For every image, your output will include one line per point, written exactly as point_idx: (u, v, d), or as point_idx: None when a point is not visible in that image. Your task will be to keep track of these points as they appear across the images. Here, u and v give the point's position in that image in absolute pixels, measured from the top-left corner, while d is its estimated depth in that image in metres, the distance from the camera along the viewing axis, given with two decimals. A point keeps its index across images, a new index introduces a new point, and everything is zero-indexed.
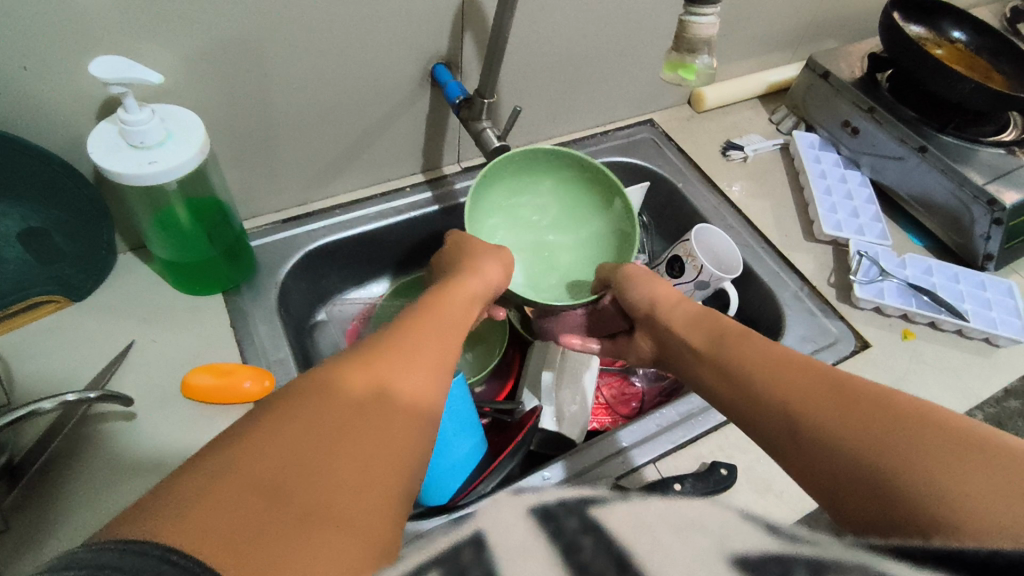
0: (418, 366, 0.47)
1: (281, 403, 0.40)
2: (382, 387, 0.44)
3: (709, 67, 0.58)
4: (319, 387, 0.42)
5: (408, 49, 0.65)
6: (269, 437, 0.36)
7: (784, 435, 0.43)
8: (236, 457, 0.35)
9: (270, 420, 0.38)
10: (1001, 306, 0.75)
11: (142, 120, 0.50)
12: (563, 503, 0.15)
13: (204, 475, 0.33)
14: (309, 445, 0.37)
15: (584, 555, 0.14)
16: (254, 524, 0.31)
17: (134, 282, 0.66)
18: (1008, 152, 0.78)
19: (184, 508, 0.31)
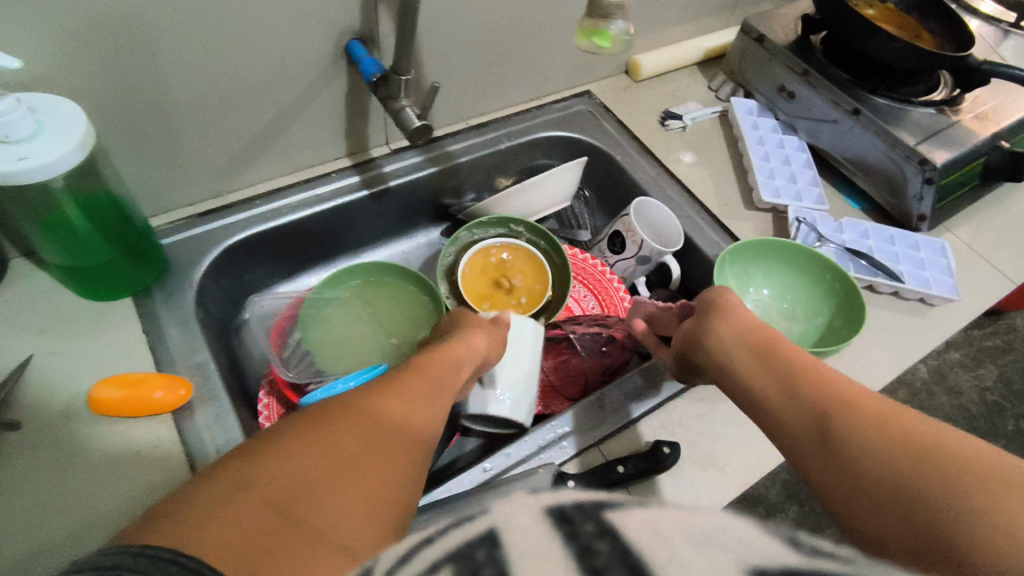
0: (424, 402, 0.46)
1: (315, 424, 0.38)
2: (400, 419, 0.42)
3: (624, 32, 0.60)
4: (345, 414, 0.40)
5: (315, 24, 0.60)
6: (294, 458, 0.35)
7: (809, 431, 0.42)
8: (264, 476, 0.33)
9: (300, 440, 0.36)
10: (934, 266, 0.76)
11: (4, 112, 0.45)
12: (580, 507, 0.14)
13: (229, 488, 0.32)
14: (334, 468, 0.34)
15: (599, 562, 0.13)
16: (262, 532, 0.29)
17: (30, 290, 0.60)
18: (938, 112, 0.78)
19: (207, 525, 0.29)
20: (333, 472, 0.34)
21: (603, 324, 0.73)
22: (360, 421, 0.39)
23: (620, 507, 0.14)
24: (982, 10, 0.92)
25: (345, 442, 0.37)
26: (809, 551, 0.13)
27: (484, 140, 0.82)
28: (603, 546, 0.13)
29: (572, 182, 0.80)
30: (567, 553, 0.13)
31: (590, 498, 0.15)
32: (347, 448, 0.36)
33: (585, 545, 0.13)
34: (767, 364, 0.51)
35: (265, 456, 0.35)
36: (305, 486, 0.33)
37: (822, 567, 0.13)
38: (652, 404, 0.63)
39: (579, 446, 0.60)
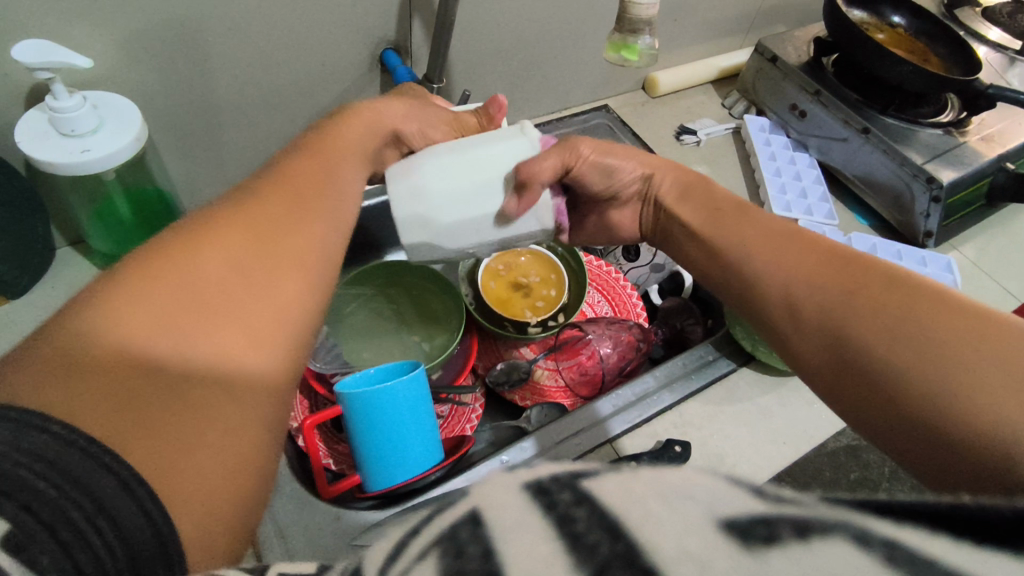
0: (319, 202, 0.44)
1: (176, 255, 0.35)
2: (268, 223, 0.40)
3: (650, 47, 0.63)
4: (210, 241, 0.37)
5: (355, 33, 0.64)
6: (153, 302, 0.32)
7: (780, 308, 0.44)
8: (112, 324, 0.31)
9: (158, 274, 0.34)
10: (940, 282, 0.78)
11: (73, 107, 0.48)
12: (557, 479, 0.19)
13: (73, 340, 0.30)
14: (199, 303, 0.34)
15: (578, 526, 0.17)
16: (141, 396, 0.30)
17: (74, 277, 0.63)
18: (945, 133, 0.81)
19: (74, 387, 0.28)
20: (200, 307, 0.34)
21: (618, 327, 0.73)
22: (214, 241, 0.37)
23: (594, 476, 0.19)
24: (990, 37, 0.95)
25: (214, 279, 0.35)
26: (771, 499, 0.17)
27: None
28: (580, 512, 0.17)
29: None
30: (549, 522, 0.17)
31: (568, 470, 0.19)
32: (210, 278, 0.35)
33: (564, 511, 0.17)
34: (750, 222, 0.51)
35: (117, 297, 0.32)
36: (169, 332, 0.32)
37: (779, 513, 0.17)
38: (665, 405, 0.65)
39: (594, 441, 0.62)
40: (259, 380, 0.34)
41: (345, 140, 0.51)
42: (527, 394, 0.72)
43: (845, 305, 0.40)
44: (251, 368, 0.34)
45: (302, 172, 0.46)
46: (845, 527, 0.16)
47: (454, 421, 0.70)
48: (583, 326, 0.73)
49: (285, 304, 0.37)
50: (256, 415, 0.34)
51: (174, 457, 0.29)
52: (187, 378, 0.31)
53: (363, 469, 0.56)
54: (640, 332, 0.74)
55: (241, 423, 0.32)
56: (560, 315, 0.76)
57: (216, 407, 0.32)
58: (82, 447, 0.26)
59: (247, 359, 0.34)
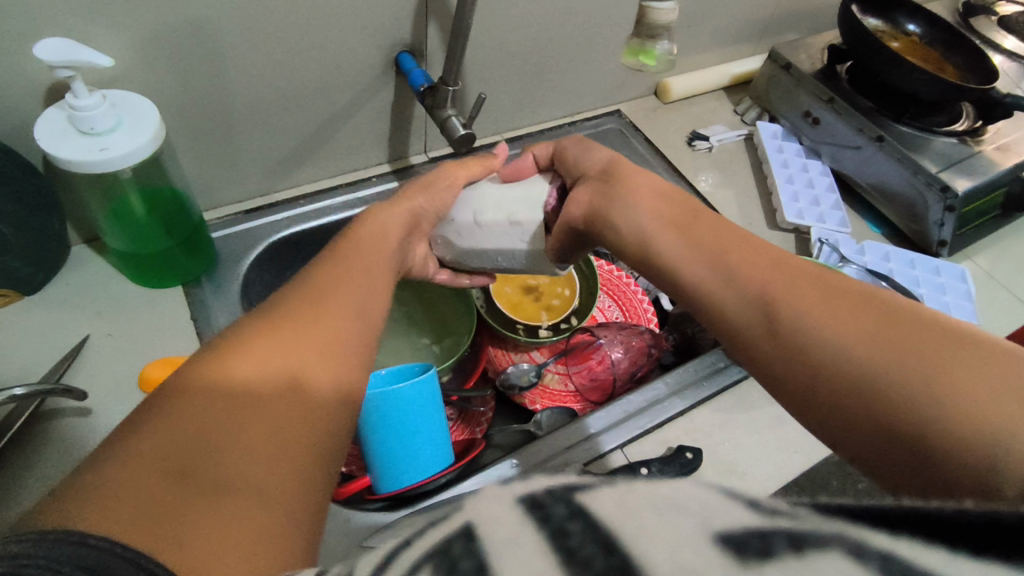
0: (349, 299, 0.44)
1: (203, 376, 0.35)
2: (301, 330, 0.40)
3: (668, 52, 0.64)
4: (233, 356, 0.37)
5: (371, 35, 0.64)
6: (188, 422, 0.33)
7: (757, 321, 0.41)
8: (146, 445, 0.31)
9: (190, 397, 0.34)
10: (954, 291, 0.77)
11: (91, 106, 0.49)
12: (551, 492, 0.18)
13: (113, 462, 0.29)
14: (236, 419, 0.34)
15: (572, 540, 0.17)
16: (172, 505, 0.28)
17: (87, 275, 0.64)
18: (960, 141, 0.80)
19: (112, 503, 0.27)
20: (235, 422, 0.34)
21: (629, 333, 0.73)
22: (248, 357, 0.37)
23: (590, 489, 0.18)
24: (1006, 46, 0.95)
25: (242, 390, 0.35)
26: (766, 510, 0.17)
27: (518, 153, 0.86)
28: (574, 526, 0.17)
29: None
30: (547, 537, 0.17)
31: (563, 483, 0.19)
32: (243, 394, 0.35)
33: (558, 526, 0.17)
34: (723, 226, 0.48)
35: (152, 423, 0.32)
36: (206, 446, 0.32)
37: (777, 524, 0.16)
38: (676, 410, 0.64)
39: (604, 447, 0.62)
40: (294, 475, 0.33)
41: (370, 237, 0.54)
42: (536, 397, 0.72)
43: (825, 322, 0.37)
44: (283, 463, 0.33)
45: (319, 271, 0.47)
46: (842, 540, 0.15)
47: (462, 426, 0.70)
48: (594, 331, 0.74)
49: (313, 405, 0.37)
50: (294, 506, 0.32)
51: (202, 549, 0.27)
52: (220, 479, 0.31)
53: (372, 472, 0.56)
54: (651, 338, 0.73)
55: (280, 514, 0.31)
56: (571, 320, 0.77)
57: (248, 503, 0.30)
58: (98, 543, 0.23)
59: (279, 456, 0.33)
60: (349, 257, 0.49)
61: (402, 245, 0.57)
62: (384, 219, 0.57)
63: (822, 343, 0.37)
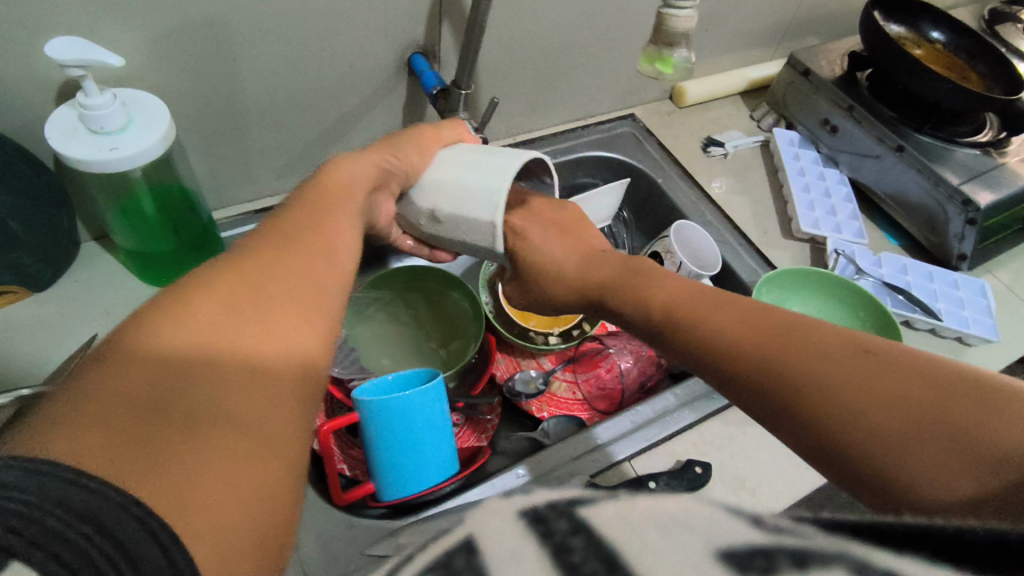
0: (337, 242, 0.42)
1: (163, 303, 0.33)
2: (285, 264, 0.37)
3: (686, 60, 0.62)
4: (204, 282, 0.34)
5: (384, 37, 0.63)
6: (145, 346, 0.30)
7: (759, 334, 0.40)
8: (110, 378, 0.28)
9: (148, 322, 0.31)
10: (973, 306, 0.75)
11: (102, 105, 0.48)
12: (553, 506, 0.19)
13: (72, 397, 0.27)
14: (204, 347, 0.31)
15: (575, 556, 0.17)
16: (144, 439, 0.27)
17: (97, 273, 0.64)
18: (983, 153, 0.78)
19: (65, 431, 0.26)
20: (204, 352, 0.31)
21: (639, 341, 0.73)
22: (218, 287, 0.34)
23: (592, 505, 0.19)
24: None
25: (210, 313, 0.32)
26: (770, 528, 0.17)
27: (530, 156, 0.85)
28: (577, 542, 0.17)
29: (613, 203, 0.82)
30: (547, 551, 0.17)
31: (565, 497, 0.19)
32: (213, 324, 0.32)
33: (561, 540, 0.17)
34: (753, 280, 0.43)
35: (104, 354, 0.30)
36: (175, 381, 0.29)
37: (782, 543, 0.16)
38: (685, 423, 0.63)
39: (611, 459, 0.61)
40: (274, 405, 0.31)
41: (350, 179, 0.50)
42: (543, 405, 0.70)
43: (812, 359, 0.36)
44: (262, 391, 0.31)
45: (297, 212, 0.44)
46: (845, 558, 0.15)
47: (468, 432, 0.68)
48: (604, 341, 0.74)
49: (294, 332, 0.34)
50: (270, 434, 0.30)
51: (182, 492, 0.26)
52: (187, 404, 0.29)
53: (377, 478, 0.55)
54: None
55: (260, 445, 0.30)
56: (584, 325, 0.75)
57: (231, 437, 0.29)
58: (87, 485, 0.23)
59: (257, 385, 0.31)
60: (324, 201, 0.46)
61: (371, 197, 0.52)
62: (356, 164, 0.52)
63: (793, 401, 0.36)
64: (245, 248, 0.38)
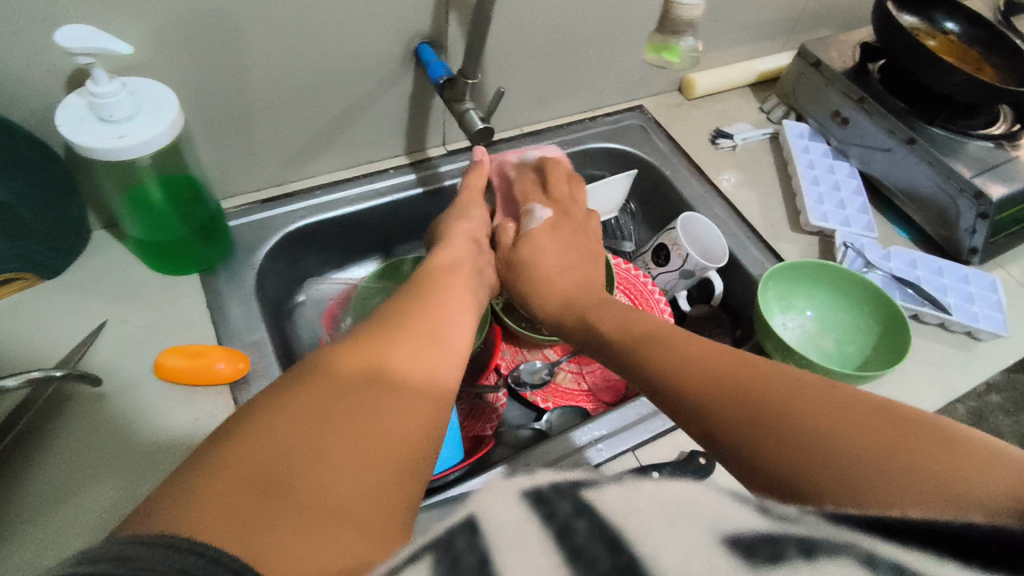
0: (441, 336, 0.48)
1: (282, 393, 0.38)
2: (395, 363, 0.43)
3: (693, 49, 0.62)
4: (320, 376, 0.40)
5: (391, 26, 0.63)
6: (261, 434, 0.35)
7: (759, 423, 0.36)
8: (238, 458, 0.33)
9: (270, 410, 0.37)
10: (984, 301, 0.75)
11: (110, 93, 0.49)
12: (555, 488, 0.18)
13: (207, 471, 0.32)
14: (312, 429, 0.36)
15: (578, 539, 0.17)
16: (259, 516, 0.30)
17: (106, 261, 0.64)
18: (996, 145, 0.77)
19: (188, 506, 0.30)
20: (313, 435, 0.35)
21: None
22: (328, 381, 0.39)
23: (594, 487, 0.18)
24: None
25: (323, 401, 0.38)
26: (776, 516, 0.18)
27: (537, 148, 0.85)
28: (580, 523, 0.17)
29: (619, 194, 0.81)
30: (549, 532, 0.17)
31: (568, 479, 0.19)
32: (321, 410, 0.37)
33: (564, 522, 0.17)
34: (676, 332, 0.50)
35: (227, 435, 0.35)
36: (286, 460, 0.34)
37: (786, 531, 0.17)
38: None
39: (614, 450, 0.61)
40: (371, 487, 0.34)
41: (449, 277, 0.58)
42: (548, 395, 0.71)
43: (739, 401, 0.38)
44: (362, 471, 0.35)
45: (397, 307, 0.50)
46: (856, 550, 0.17)
47: (472, 422, 0.68)
48: None
49: (397, 427, 0.38)
50: (368, 512, 0.32)
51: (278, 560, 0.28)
52: (302, 489, 0.32)
53: None
54: None
55: (353, 517, 0.32)
56: None
57: (331, 515, 0.31)
58: (205, 555, 0.25)
59: (359, 466, 0.35)
60: (426, 289, 0.54)
61: (473, 274, 0.62)
62: (454, 248, 0.64)
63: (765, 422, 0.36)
64: (354, 344, 0.44)
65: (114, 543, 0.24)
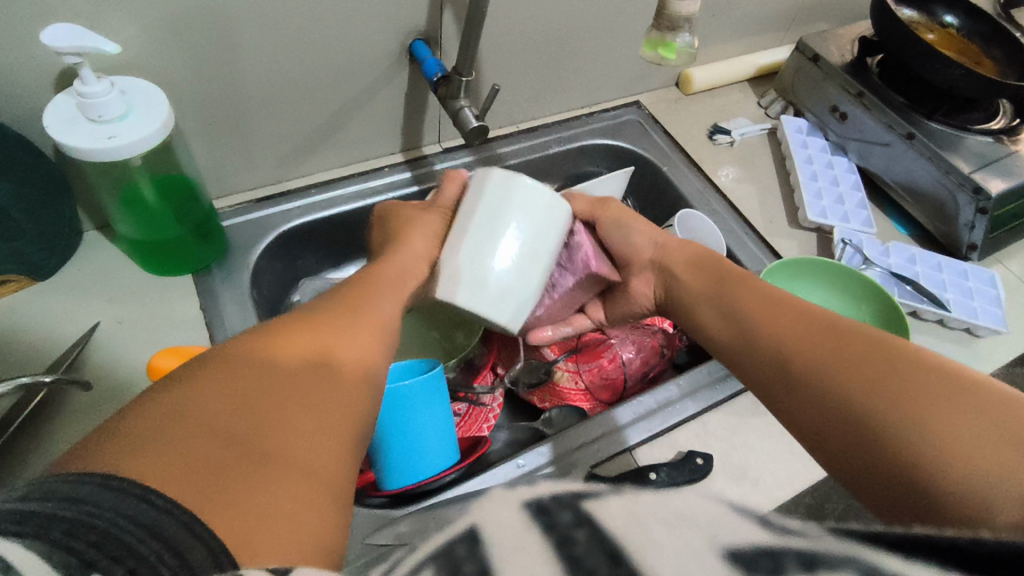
0: (388, 318, 0.50)
1: (230, 353, 0.39)
2: (350, 338, 0.45)
3: (690, 45, 0.61)
4: (266, 348, 0.40)
5: (385, 22, 0.63)
6: (215, 390, 0.35)
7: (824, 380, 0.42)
8: (193, 410, 0.34)
9: (221, 367, 0.37)
10: (983, 296, 0.74)
11: (100, 92, 0.48)
12: (557, 498, 0.18)
13: (158, 416, 0.33)
14: (266, 394, 0.37)
15: (577, 548, 0.16)
16: (216, 469, 0.31)
17: (100, 262, 0.64)
18: (996, 140, 0.77)
19: (128, 456, 0.30)
20: (266, 400, 0.36)
21: (642, 332, 0.73)
22: (279, 350, 0.40)
23: (597, 497, 0.18)
24: None
25: (270, 372, 0.38)
26: (778, 529, 0.17)
27: (534, 144, 0.84)
28: (581, 534, 0.17)
29: (617, 191, 0.81)
30: (549, 540, 0.17)
31: (570, 490, 0.19)
32: (275, 377, 0.38)
33: (564, 532, 0.17)
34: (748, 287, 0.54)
35: (173, 389, 0.35)
36: (240, 419, 0.35)
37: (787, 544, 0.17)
38: (688, 414, 0.63)
39: (612, 449, 0.60)
40: (319, 453, 0.36)
41: (402, 259, 0.58)
42: (546, 395, 0.71)
43: (808, 359, 0.44)
44: (306, 442, 0.36)
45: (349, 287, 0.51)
46: (857, 563, 0.16)
47: (470, 422, 0.68)
48: (607, 331, 0.74)
49: (346, 402, 0.40)
50: (315, 482, 0.35)
51: (237, 520, 0.30)
52: (257, 451, 0.34)
53: (379, 466, 0.56)
54: (663, 338, 0.73)
55: (299, 486, 0.34)
56: None
57: (284, 480, 0.33)
58: (155, 504, 0.26)
59: (308, 436, 0.36)
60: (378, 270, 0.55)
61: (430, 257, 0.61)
62: (417, 231, 0.61)
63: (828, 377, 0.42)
64: (303, 314, 0.45)
65: (63, 485, 0.25)
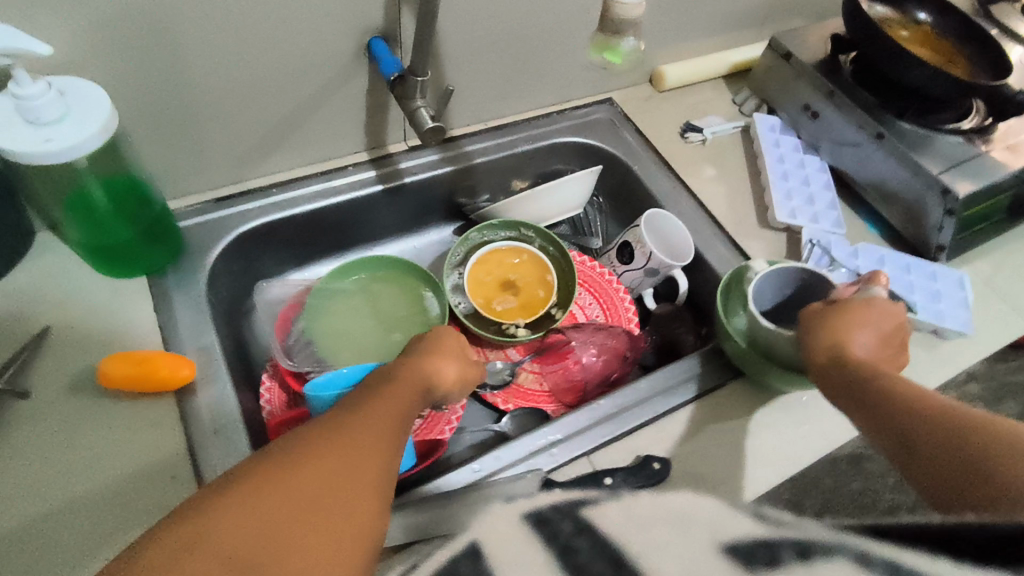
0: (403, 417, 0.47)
1: (250, 470, 0.38)
2: (368, 441, 0.42)
3: (636, 49, 0.60)
4: (295, 458, 0.39)
5: (340, 21, 0.62)
6: (227, 518, 0.35)
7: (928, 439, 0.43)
8: (202, 542, 0.33)
9: (237, 487, 0.37)
10: (950, 298, 0.74)
11: (36, 95, 0.47)
12: None
13: (171, 551, 0.33)
14: (283, 517, 0.36)
15: None
16: None
17: (51, 265, 0.63)
18: (966, 140, 0.76)
19: None
20: (282, 524, 0.36)
21: (606, 334, 0.73)
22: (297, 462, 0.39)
23: None
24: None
25: (284, 490, 0.37)
26: None
27: (501, 143, 0.83)
28: None
29: (584, 190, 0.79)
30: None
31: None
32: (293, 498, 0.37)
33: None
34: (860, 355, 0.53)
35: (187, 519, 0.35)
36: (252, 546, 0.34)
37: None
38: (646, 419, 0.63)
39: (568, 455, 0.60)
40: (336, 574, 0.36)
41: (417, 371, 0.51)
42: (509, 396, 0.70)
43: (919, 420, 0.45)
44: (326, 567, 0.35)
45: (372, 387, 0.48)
46: None
47: (433, 423, 0.66)
48: (568, 332, 0.74)
49: (362, 513, 0.39)
50: None
51: None
52: None
53: None
54: (628, 340, 0.73)
55: None
56: (555, 311, 0.74)
57: None
58: None
59: (321, 559, 0.35)
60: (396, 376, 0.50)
61: (447, 391, 0.55)
62: (447, 359, 0.55)
63: (934, 439, 0.43)
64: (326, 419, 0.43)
65: None
